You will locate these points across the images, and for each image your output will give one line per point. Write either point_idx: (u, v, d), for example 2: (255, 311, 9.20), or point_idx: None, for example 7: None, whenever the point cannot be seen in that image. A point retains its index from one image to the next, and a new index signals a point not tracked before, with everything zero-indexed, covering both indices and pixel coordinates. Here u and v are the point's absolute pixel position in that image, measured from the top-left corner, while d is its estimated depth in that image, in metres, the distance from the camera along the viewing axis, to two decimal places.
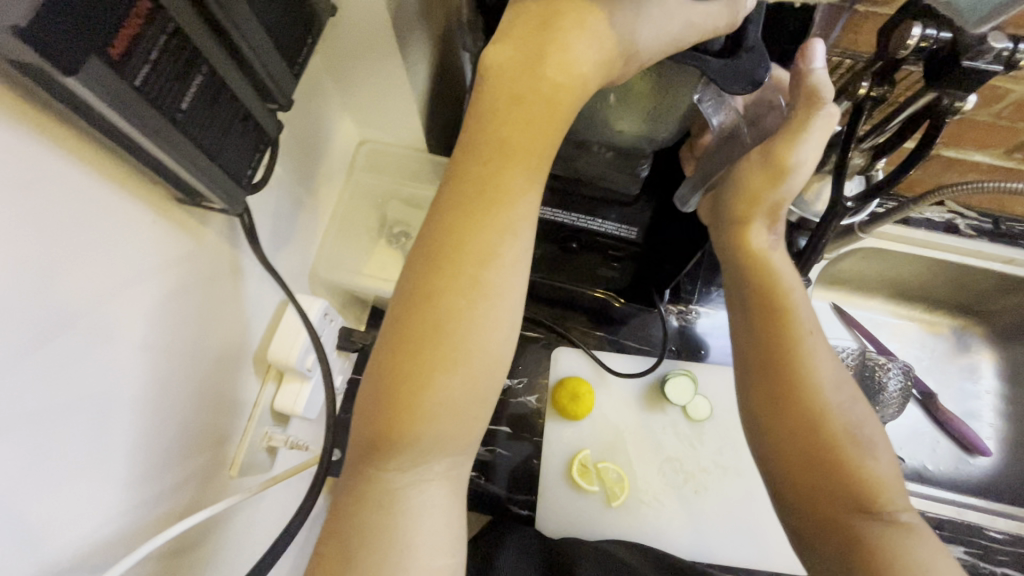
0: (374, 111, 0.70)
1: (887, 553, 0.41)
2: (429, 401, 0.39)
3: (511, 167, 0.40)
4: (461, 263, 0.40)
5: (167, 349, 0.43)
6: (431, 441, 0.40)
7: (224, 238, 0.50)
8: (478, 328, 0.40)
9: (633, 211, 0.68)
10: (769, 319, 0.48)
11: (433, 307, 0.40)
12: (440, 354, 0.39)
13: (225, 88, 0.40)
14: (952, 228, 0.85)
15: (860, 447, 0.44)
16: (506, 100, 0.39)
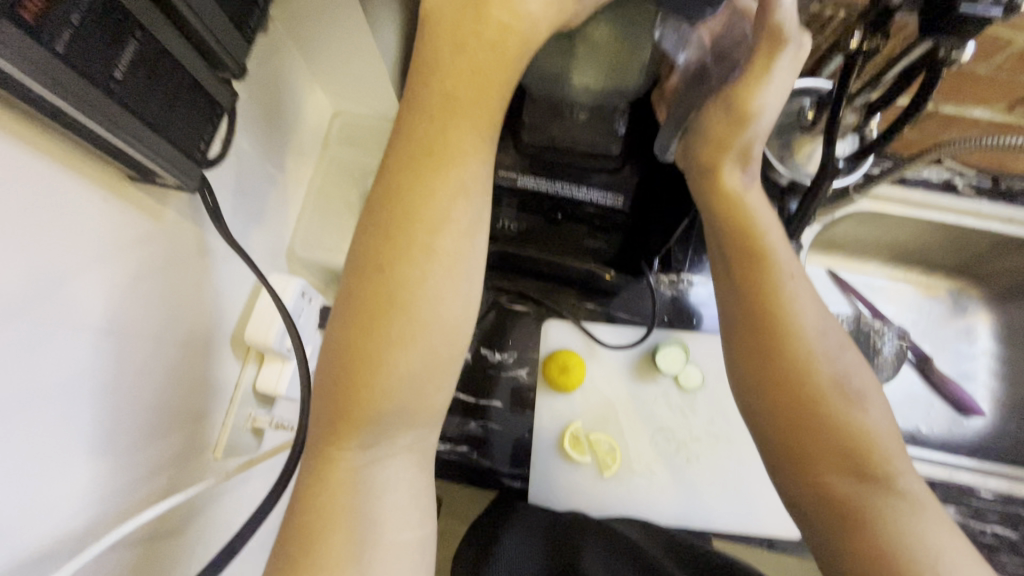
0: (345, 80, 0.65)
1: (871, 514, 0.40)
2: (383, 382, 0.37)
3: (457, 122, 0.38)
4: (410, 228, 0.38)
5: (140, 335, 0.43)
6: (385, 414, 0.38)
7: (186, 217, 0.47)
8: (432, 301, 0.38)
9: (619, 177, 0.61)
10: (748, 264, 0.47)
11: (386, 277, 0.37)
12: (390, 330, 0.37)
13: (165, 53, 0.37)
14: (952, 187, 0.90)
15: (847, 398, 0.43)
16: (449, 50, 0.38)
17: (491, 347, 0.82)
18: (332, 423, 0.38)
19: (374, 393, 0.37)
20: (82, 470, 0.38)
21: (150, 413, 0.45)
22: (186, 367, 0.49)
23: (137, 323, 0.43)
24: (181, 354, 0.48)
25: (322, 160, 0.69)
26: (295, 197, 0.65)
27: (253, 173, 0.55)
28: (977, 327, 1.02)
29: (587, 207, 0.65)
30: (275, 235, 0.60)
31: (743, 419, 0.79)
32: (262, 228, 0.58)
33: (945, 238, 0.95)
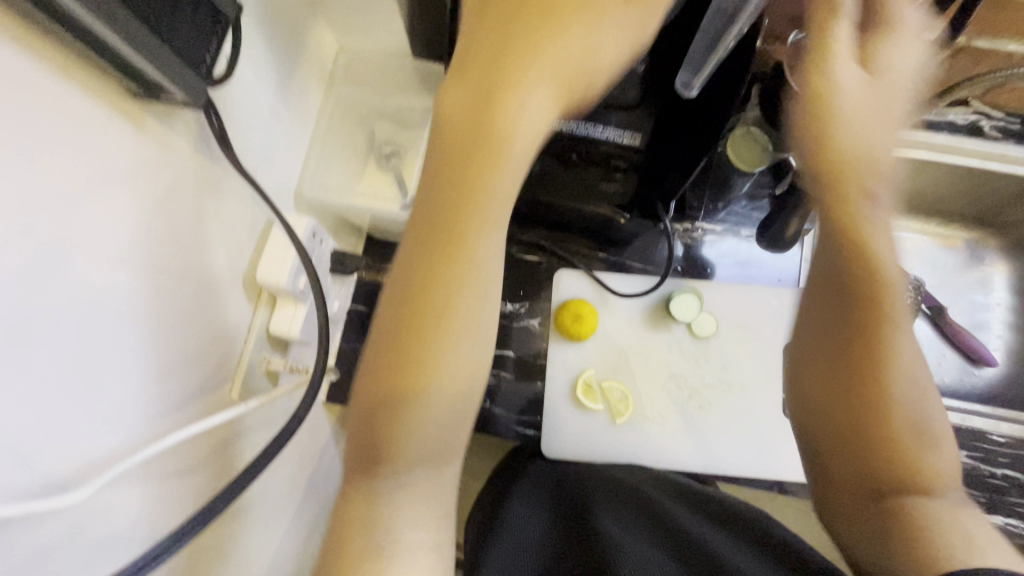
0: (351, 10, 0.62)
1: (929, 525, 0.38)
2: (430, 393, 0.34)
3: (496, 120, 0.36)
4: (456, 252, 0.35)
5: (153, 264, 0.42)
6: (425, 442, 0.35)
7: (193, 144, 0.45)
8: (476, 296, 0.36)
9: (634, 115, 0.60)
10: (847, 264, 0.41)
11: (428, 297, 0.35)
12: (443, 327, 0.35)
13: None
14: (979, 131, 0.87)
15: (920, 443, 0.42)
16: (490, 38, 0.37)
17: (502, 297, 0.81)
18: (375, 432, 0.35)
19: (409, 419, 0.34)
20: (108, 390, 0.39)
21: (169, 344, 0.45)
22: (202, 302, 0.48)
23: (151, 251, 0.42)
24: (196, 288, 0.47)
25: (327, 99, 0.66)
26: (302, 136, 0.62)
27: (259, 107, 0.53)
28: (993, 277, 1.00)
29: (603, 146, 0.63)
30: (284, 174, 0.59)
31: (756, 367, 0.79)
32: (271, 167, 0.56)
33: (964, 185, 0.92)
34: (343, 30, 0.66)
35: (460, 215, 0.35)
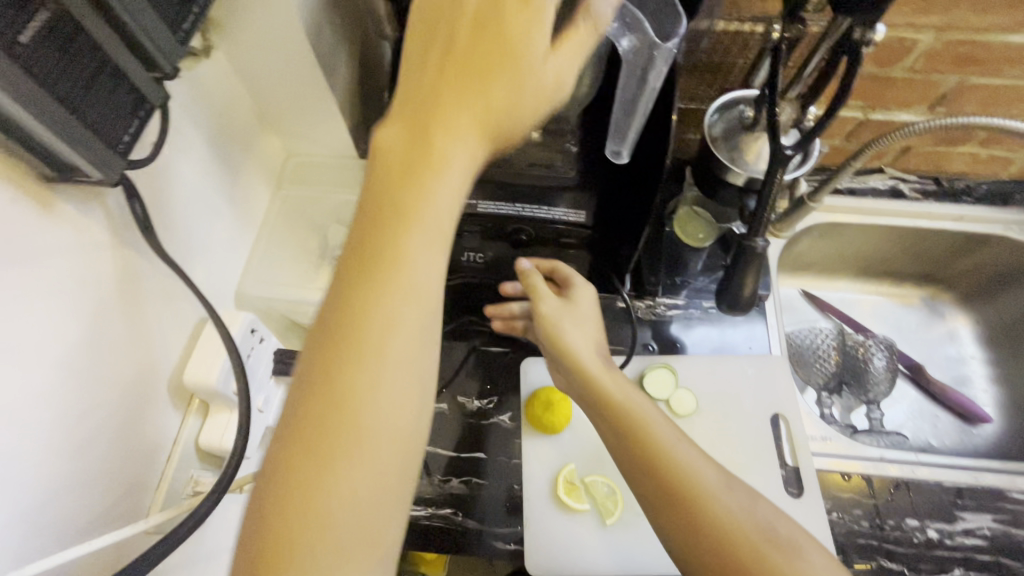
0: (296, 124, 0.62)
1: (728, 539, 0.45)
2: (294, 555, 0.31)
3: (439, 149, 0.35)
4: (315, 451, 0.32)
5: (61, 363, 0.38)
6: (311, 542, 0.31)
7: (113, 233, 0.42)
8: (359, 489, 0.32)
9: (580, 194, 0.62)
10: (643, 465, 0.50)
11: (345, 372, 0.33)
12: (311, 509, 0.31)
13: (112, 66, 0.32)
14: (900, 193, 0.94)
15: (784, 551, 0.45)
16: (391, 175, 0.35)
17: (469, 394, 0.76)
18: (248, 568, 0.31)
19: (297, 524, 0.31)
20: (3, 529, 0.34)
21: (69, 476, 0.39)
22: (111, 411, 0.43)
23: (57, 349, 0.38)
24: (103, 392, 0.42)
25: (273, 198, 0.64)
26: (246, 233, 0.60)
27: (195, 196, 0.51)
28: (958, 330, 1.00)
29: (550, 227, 0.63)
30: (222, 274, 0.56)
31: (747, 442, 0.73)
32: (205, 265, 0.53)
33: (903, 244, 0.97)
34: (290, 138, 0.64)
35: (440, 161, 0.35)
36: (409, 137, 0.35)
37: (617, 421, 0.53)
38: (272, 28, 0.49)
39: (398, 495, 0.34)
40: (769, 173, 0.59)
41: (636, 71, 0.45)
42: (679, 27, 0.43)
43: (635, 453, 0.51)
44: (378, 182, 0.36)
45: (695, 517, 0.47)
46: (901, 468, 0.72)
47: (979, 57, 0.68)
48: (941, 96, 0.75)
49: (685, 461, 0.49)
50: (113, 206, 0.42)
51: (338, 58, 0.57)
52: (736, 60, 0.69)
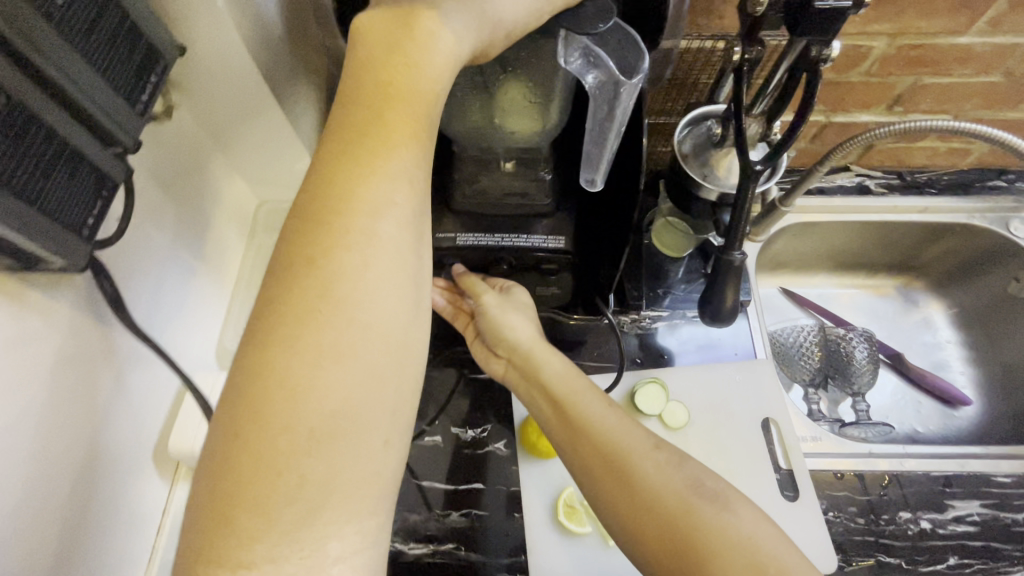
0: (265, 171, 0.61)
1: (661, 508, 0.44)
2: (248, 514, 0.27)
3: (400, 110, 0.32)
4: (273, 406, 0.27)
5: (33, 455, 0.37)
6: (264, 502, 0.27)
7: (79, 308, 0.42)
8: (326, 451, 0.27)
9: (558, 220, 0.61)
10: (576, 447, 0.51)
11: (313, 279, 0.29)
12: (265, 466, 0.27)
13: (68, 147, 0.32)
14: (866, 190, 0.97)
15: (712, 502, 0.44)
16: (350, 128, 0.32)
17: (462, 424, 0.76)
18: (200, 535, 0.27)
19: (248, 484, 0.27)
20: None
21: (47, 561, 0.39)
22: (88, 493, 0.42)
23: (30, 442, 0.37)
24: (81, 476, 0.42)
25: (247, 246, 0.63)
26: (221, 286, 0.59)
27: (165, 257, 0.50)
28: (933, 316, 1.03)
29: (532, 255, 0.62)
30: (197, 331, 0.55)
31: (739, 449, 0.74)
32: (180, 326, 0.52)
33: (874, 237, 0.99)
34: (261, 185, 0.63)
35: (391, 103, 0.32)
36: (359, 84, 0.32)
37: (556, 403, 0.55)
38: (232, 81, 0.48)
39: (371, 455, 0.29)
40: (741, 188, 0.60)
41: (604, 104, 0.45)
42: (644, 60, 0.43)
43: (570, 432, 0.52)
44: (332, 125, 0.32)
45: (625, 482, 0.46)
46: (890, 462, 0.73)
47: (931, 58, 0.70)
48: (898, 97, 0.77)
49: (609, 429, 0.50)
50: (82, 285, 0.42)
51: (305, 101, 0.56)
52: (700, 77, 0.70)
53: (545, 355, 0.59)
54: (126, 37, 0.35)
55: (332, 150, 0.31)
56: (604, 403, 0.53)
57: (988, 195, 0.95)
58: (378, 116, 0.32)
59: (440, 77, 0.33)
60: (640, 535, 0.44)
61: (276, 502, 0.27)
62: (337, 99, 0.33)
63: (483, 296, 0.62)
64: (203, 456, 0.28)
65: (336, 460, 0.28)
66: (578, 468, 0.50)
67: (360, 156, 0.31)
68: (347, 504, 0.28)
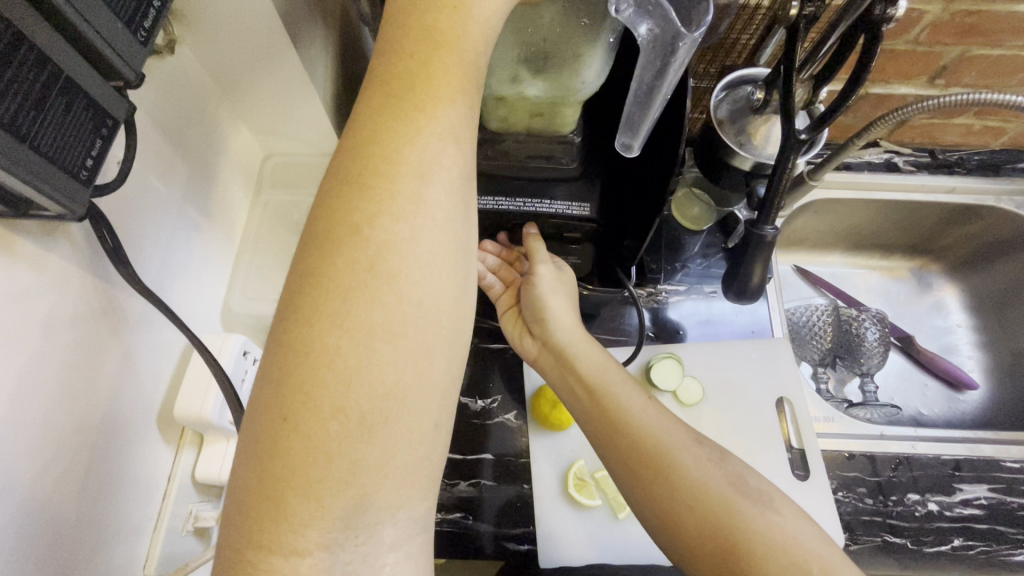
0: (275, 122, 0.56)
1: (704, 504, 0.49)
2: (297, 501, 0.24)
3: (448, 56, 0.28)
4: (320, 387, 0.24)
5: (23, 420, 0.34)
6: (314, 490, 0.24)
7: (77, 261, 0.38)
8: (379, 437, 0.25)
9: (583, 185, 0.58)
10: (614, 439, 0.54)
11: (360, 247, 0.26)
12: (315, 453, 0.24)
13: (68, 82, 0.28)
14: (894, 167, 0.94)
15: (757, 503, 0.49)
16: (393, 76, 0.28)
17: (470, 394, 0.73)
18: (244, 521, 0.25)
19: (296, 470, 0.24)
20: None
21: (51, 527, 0.37)
22: (88, 459, 0.40)
23: (21, 406, 0.34)
24: (78, 441, 0.39)
25: (254, 204, 0.60)
26: (227, 245, 0.56)
27: (168, 210, 0.46)
28: (946, 300, 1.02)
29: (551, 221, 0.59)
30: (201, 290, 0.51)
31: (753, 427, 0.73)
32: (186, 286, 0.49)
33: (896, 217, 0.97)
34: (268, 137, 0.59)
35: (437, 51, 0.28)
36: (398, 29, 0.29)
37: (592, 397, 0.57)
38: (243, 14, 0.43)
39: (423, 440, 0.27)
40: (780, 158, 0.56)
41: (656, 60, 0.41)
42: (705, 10, 0.40)
43: (606, 424, 0.55)
44: (369, 78, 0.29)
45: (667, 480, 0.51)
46: (901, 445, 0.73)
47: (984, 27, 0.66)
48: (941, 69, 0.73)
49: (651, 427, 0.54)
50: (79, 237, 0.38)
51: (321, 44, 0.51)
52: (740, 37, 0.66)
53: (575, 343, 0.60)
54: None
55: (373, 103, 0.28)
56: (639, 399, 0.57)
57: (1017, 177, 0.93)
58: (423, 62, 0.28)
59: (492, 17, 0.29)
60: (685, 535, 0.49)
61: (326, 488, 0.24)
62: (378, 45, 0.29)
63: (537, 269, 0.62)
64: (241, 440, 0.26)
65: (390, 446, 0.25)
66: (615, 462, 0.54)
67: (403, 109, 0.27)
68: (402, 489, 0.26)
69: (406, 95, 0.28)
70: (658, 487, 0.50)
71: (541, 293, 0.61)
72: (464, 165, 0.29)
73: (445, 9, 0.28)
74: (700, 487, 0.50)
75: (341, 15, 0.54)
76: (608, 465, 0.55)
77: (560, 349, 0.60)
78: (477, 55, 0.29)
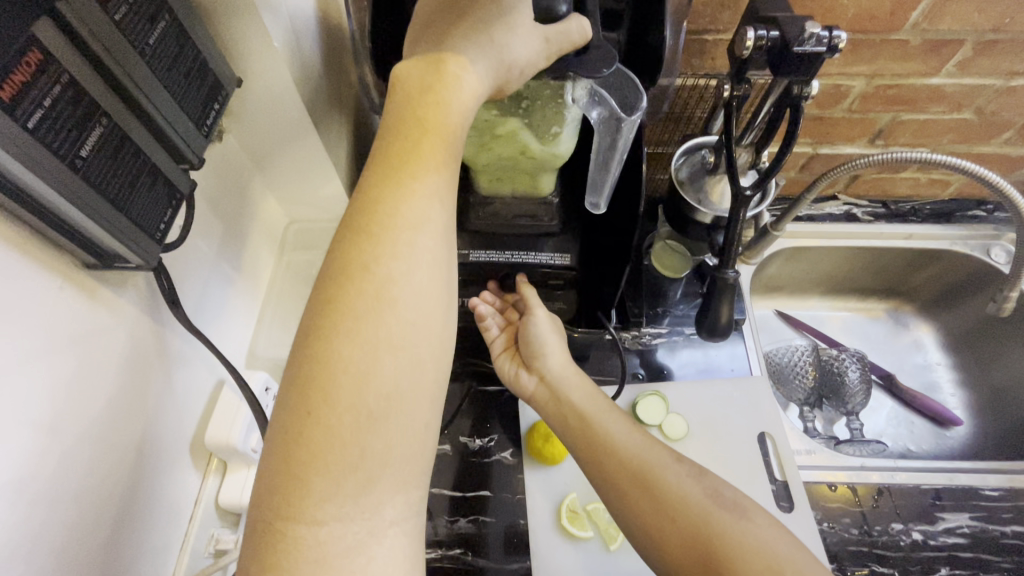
0: (298, 191, 0.66)
1: (687, 516, 0.53)
2: (317, 480, 0.31)
3: (433, 139, 0.37)
4: (336, 386, 0.31)
5: (90, 437, 0.41)
6: (331, 471, 0.31)
7: (141, 306, 0.46)
8: (382, 430, 0.32)
9: (563, 238, 0.66)
10: (599, 462, 0.59)
11: (368, 281, 0.34)
12: (332, 440, 0.31)
13: (154, 167, 0.38)
14: (854, 218, 1.03)
15: (734, 514, 0.53)
16: (391, 154, 0.37)
17: (470, 434, 0.78)
18: (273, 496, 0.31)
19: (317, 454, 0.31)
20: None
21: (101, 534, 0.43)
22: (134, 476, 0.46)
23: (89, 425, 0.41)
24: (126, 460, 0.45)
25: (277, 262, 0.68)
26: (254, 298, 0.64)
27: (208, 264, 0.55)
28: (923, 339, 1.07)
29: (538, 270, 0.67)
30: (231, 335, 0.59)
31: (738, 461, 0.77)
32: (219, 329, 0.57)
33: (865, 262, 1.04)
34: (291, 204, 0.68)
35: (425, 135, 0.37)
36: (397, 120, 0.38)
37: (580, 426, 0.63)
38: (277, 109, 0.54)
39: (417, 435, 0.34)
40: (733, 213, 0.65)
41: (607, 136, 0.51)
42: (642, 99, 0.49)
43: (593, 450, 0.60)
44: (374, 154, 0.38)
45: (652, 498, 0.55)
46: (882, 475, 0.76)
47: (905, 97, 0.77)
48: (879, 132, 0.83)
49: (634, 449, 0.59)
50: (143, 286, 0.47)
51: (337, 128, 0.62)
52: (694, 111, 0.77)
53: (564, 378, 0.67)
54: (198, 68, 0.41)
55: (375, 174, 0.37)
56: (622, 425, 0.62)
57: (968, 224, 1.01)
58: (414, 144, 0.37)
59: (467, 108, 0.39)
60: (670, 551, 0.52)
61: (339, 469, 0.31)
62: (380, 131, 0.39)
63: (533, 314, 0.69)
64: (270, 434, 0.32)
65: (390, 435, 0.32)
66: (604, 485, 0.58)
67: (399, 177, 0.36)
68: (401, 474, 0.33)
69: (402, 167, 0.36)
70: (646, 503, 0.55)
71: (533, 333, 0.68)
72: (447, 218, 0.37)
73: (431, 104, 0.38)
74: (683, 501, 0.54)
75: (354, 104, 0.65)
76: (598, 490, 0.59)
77: (551, 385, 0.66)
78: (456, 136, 0.38)
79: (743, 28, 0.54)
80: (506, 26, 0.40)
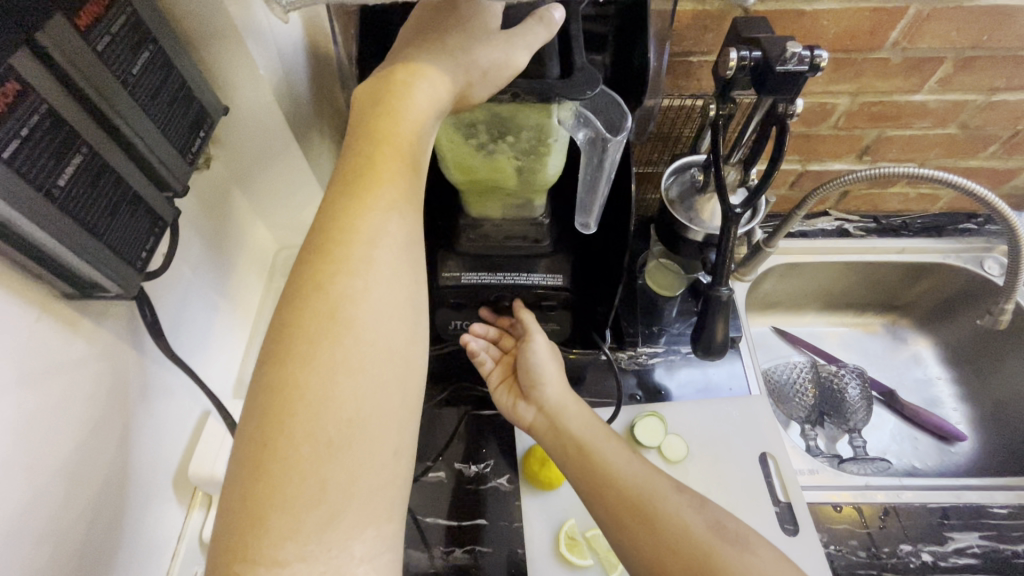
0: (286, 217, 0.66)
1: (688, 546, 0.51)
2: (276, 518, 0.29)
3: (386, 150, 0.37)
4: (293, 415, 0.31)
5: (66, 473, 0.40)
6: (290, 506, 0.30)
7: (122, 336, 0.46)
8: (343, 458, 0.31)
9: (555, 260, 0.66)
10: (597, 488, 0.58)
11: (319, 302, 0.33)
12: (290, 473, 0.30)
13: (136, 195, 0.38)
14: (846, 233, 1.03)
15: (737, 545, 0.52)
16: (348, 171, 0.37)
17: (465, 461, 0.76)
18: (231, 536, 0.30)
19: (275, 489, 0.30)
20: None
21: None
22: (113, 512, 0.44)
23: (66, 459, 0.40)
24: (106, 495, 0.44)
25: (267, 290, 0.68)
26: (241, 326, 0.63)
27: (194, 293, 0.54)
28: (922, 353, 1.06)
29: (532, 291, 0.67)
30: (216, 364, 0.58)
31: (740, 482, 0.75)
32: (204, 358, 0.56)
33: (860, 277, 1.04)
34: (281, 230, 0.69)
35: (379, 144, 0.37)
36: (357, 136, 0.38)
37: (577, 450, 0.62)
38: (250, 132, 0.54)
39: (383, 464, 0.32)
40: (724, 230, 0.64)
41: (593, 157, 0.51)
42: (627, 119, 0.49)
43: (591, 476, 0.59)
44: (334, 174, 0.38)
45: (651, 526, 0.53)
46: (887, 494, 0.74)
47: (891, 115, 0.78)
48: (865, 148, 0.84)
49: (631, 475, 0.58)
50: (125, 315, 0.46)
51: (320, 151, 0.62)
52: (682, 130, 0.78)
53: (561, 405, 0.65)
54: (180, 98, 0.41)
55: (333, 193, 0.36)
56: (619, 449, 0.61)
57: (959, 237, 1.01)
58: (370, 157, 0.37)
59: (423, 117, 0.39)
60: None
61: (298, 502, 0.30)
62: (343, 149, 0.38)
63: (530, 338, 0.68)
64: (229, 470, 0.31)
65: (352, 463, 0.31)
66: (603, 512, 0.57)
67: (359, 192, 0.36)
68: (368, 504, 0.32)
69: (358, 182, 0.36)
70: (645, 532, 0.53)
71: (531, 358, 0.67)
72: (406, 230, 0.37)
73: (392, 121, 0.38)
74: (682, 530, 0.52)
75: (339, 128, 0.66)
76: (597, 517, 0.58)
77: (550, 410, 0.65)
78: (410, 143, 0.38)
79: (726, 48, 0.55)
80: (472, 52, 0.41)
